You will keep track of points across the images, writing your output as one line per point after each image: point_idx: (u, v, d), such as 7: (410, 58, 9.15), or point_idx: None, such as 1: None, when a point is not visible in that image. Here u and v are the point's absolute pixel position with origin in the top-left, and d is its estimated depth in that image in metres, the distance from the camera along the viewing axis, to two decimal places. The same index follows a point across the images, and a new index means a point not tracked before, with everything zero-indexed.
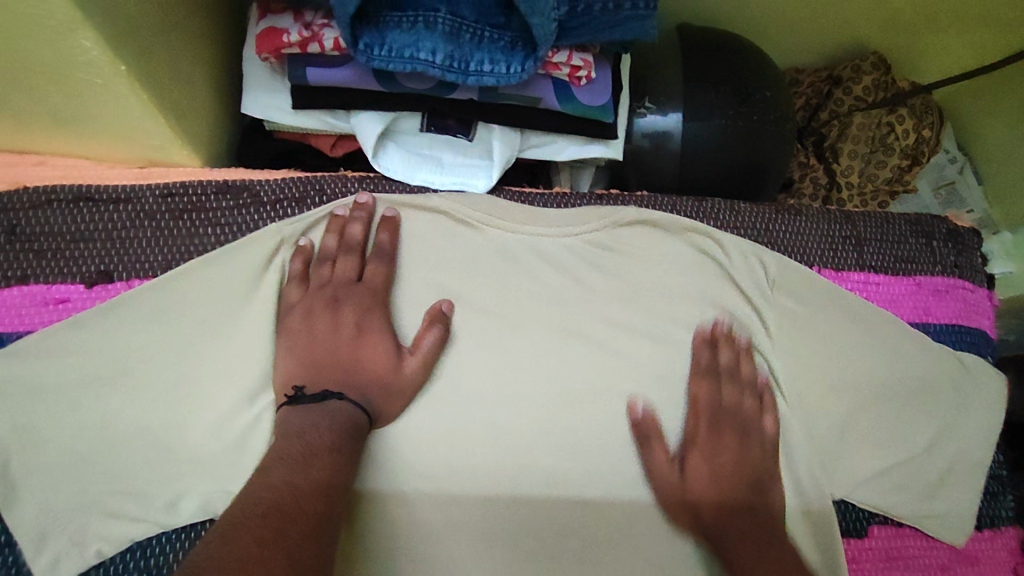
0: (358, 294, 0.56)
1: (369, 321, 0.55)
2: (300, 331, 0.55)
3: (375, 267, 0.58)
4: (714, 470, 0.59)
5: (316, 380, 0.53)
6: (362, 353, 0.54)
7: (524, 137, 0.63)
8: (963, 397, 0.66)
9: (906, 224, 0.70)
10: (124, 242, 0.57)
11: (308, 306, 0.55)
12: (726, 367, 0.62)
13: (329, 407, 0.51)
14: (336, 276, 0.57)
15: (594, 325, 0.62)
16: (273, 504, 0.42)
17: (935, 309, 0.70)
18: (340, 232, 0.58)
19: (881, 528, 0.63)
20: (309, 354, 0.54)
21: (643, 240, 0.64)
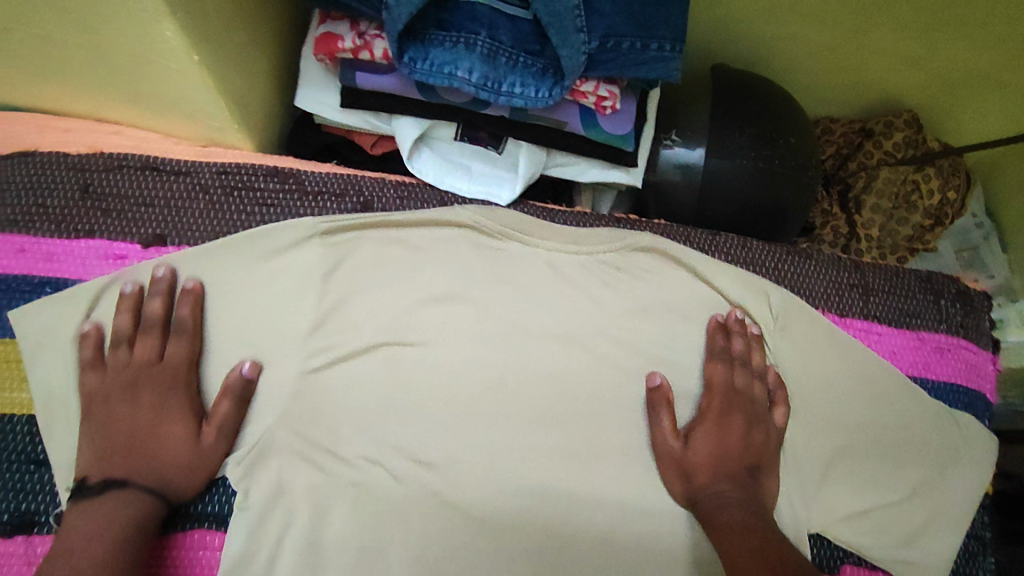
0: (157, 376, 0.56)
1: (169, 407, 0.55)
2: (101, 420, 0.54)
3: (175, 344, 0.57)
4: (716, 442, 0.60)
5: (106, 471, 0.53)
6: (158, 439, 0.54)
7: (550, 155, 0.68)
8: (955, 455, 0.67)
9: (916, 280, 0.72)
10: (179, 211, 0.63)
11: (108, 394, 0.55)
12: (739, 354, 0.64)
13: (110, 498, 0.51)
14: (134, 361, 0.56)
15: (595, 336, 0.65)
16: None
17: (935, 365, 0.70)
18: (134, 312, 0.58)
19: (853, 568, 0.64)
20: (104, 445, 0.54)
21: (652, 266, 0.67)
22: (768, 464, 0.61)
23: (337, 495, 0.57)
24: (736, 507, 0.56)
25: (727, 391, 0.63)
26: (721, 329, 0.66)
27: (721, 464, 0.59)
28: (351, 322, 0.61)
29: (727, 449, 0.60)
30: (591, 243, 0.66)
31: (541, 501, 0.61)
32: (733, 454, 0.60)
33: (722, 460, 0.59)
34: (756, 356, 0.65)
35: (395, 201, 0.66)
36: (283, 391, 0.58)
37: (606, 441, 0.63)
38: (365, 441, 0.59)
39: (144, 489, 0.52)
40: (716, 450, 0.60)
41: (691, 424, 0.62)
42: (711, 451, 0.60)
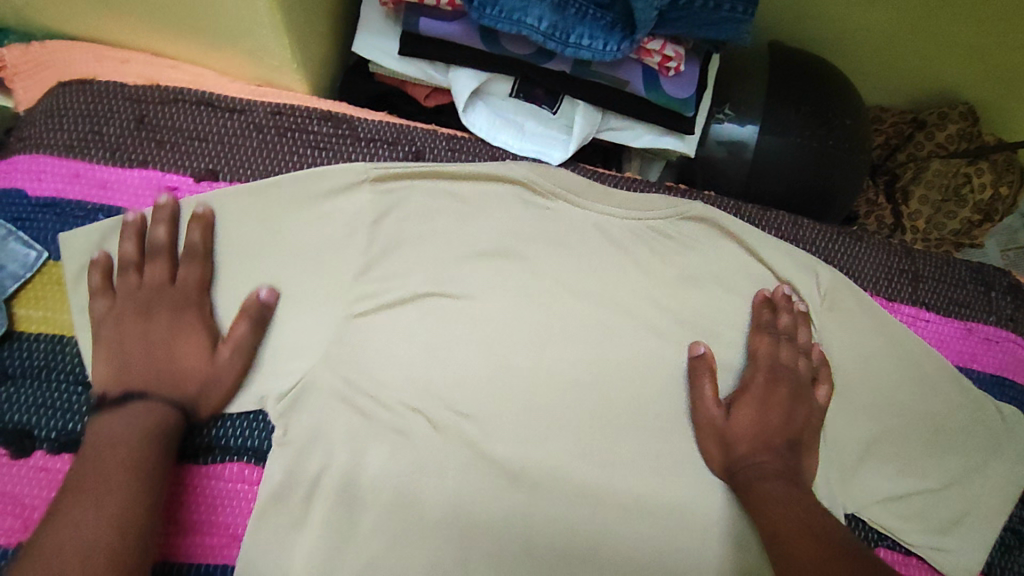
0: (168, 297, 0.55)
1: (183, 325, 0.55)
2: (110, 335, 0.54)
3: (186, 268, 0.56)
4: (761, 414, 0.59)
5: (121, 385, 0.52)
6: (175, 353, 0.53)
7: (604, 117, 0.67)
8: (999, 448, 0.66)
9: (967, 269, 0.71)
10: (233, 148, 0.63)
11: (118, 313, 0.54)
12: (786, 329, 0.63)
13: (124, 413, 0.50)
14: (145, 284, 0.56)
15: (639, 300, 0.64)
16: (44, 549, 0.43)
17: (981, 356, 0.69)
18: (138, 238, 0.57)
19: (888, 552, 0.63)
20: (117, 359, 0.53)
21: (701, 235, 0.66)
22: (809, 441, 0.61)
23: (376, 438, 0.56)
24: (778, 480, 0.56)
25: (772, 365, 0.62)
26: (767, 302, 0.65)
27: (766, 436, 0.58)
28: (398, 269, 0.61)
29: (773, 422, 0.59)
30: (642, 208, 0.65)
31: (578, 463, 0.60)
32: (778, 427, 0.59)
33: (767, 433, 0.59)
34: (801, 334, 0.64)
35: (447, 153, 0.66)
36: (327, 332, 0.58)
37: (646, 408, 0.62)
38: (407, 387, 0.58)
39: (164, 401, 0.52)
40: (762, 423, 0.59)
41: (734, 397, 0.61)
42: (756, 423, 0.59)
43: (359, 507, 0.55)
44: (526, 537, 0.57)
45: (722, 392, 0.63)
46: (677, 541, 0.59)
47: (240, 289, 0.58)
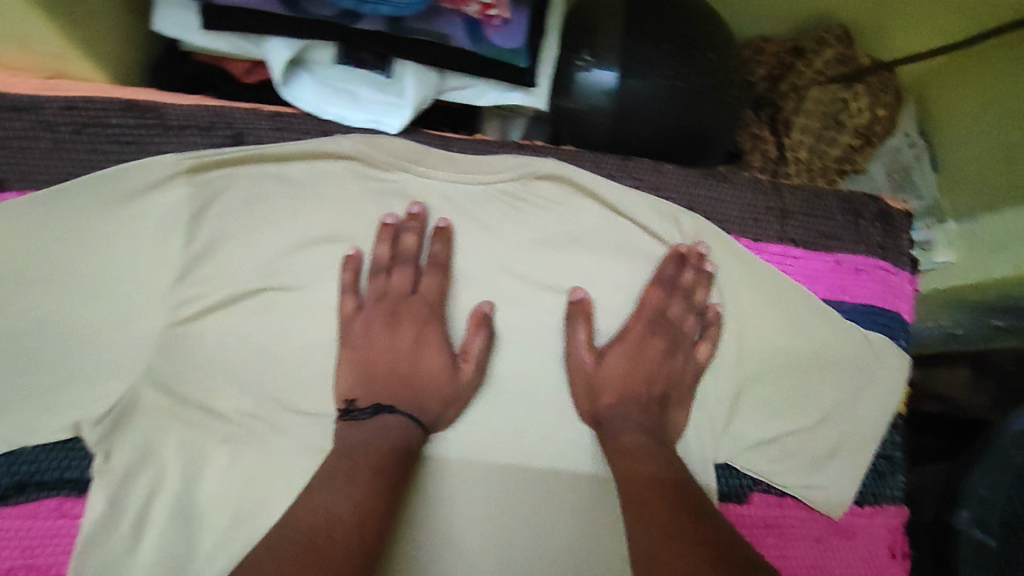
0: (409, 274, 0.57)
1: (423, 330, 0.55)
2: (361, 344, 0.55)
3: (387, 250, 0.57)
4: (630, 364, 0.59)
5: (371, 393, 0.54)
6: (419, 353, 0.55)
7: (443, 77, 0.62)
8: (867, 379, 0.66)
9: (837, 201, 0.69)
10: (21, 152, 0.56)
11: (368, 319, 0.55)
12: (684, 287, 0.62)
13: (382, 423, 0.52)
14: (392, 285, 0.56)
15: (492, 273, 0.61)
16: (308, 545, 0.42)
17: (853, 288, 0.68)
18: (392, 242, 0.57)
19: (762, 495, 0.63)
20: (367, 372, 0.54)
21: (555, 196, 0.63)
22: (677, 392, 0.60)
23: (215, 449, 0.54)
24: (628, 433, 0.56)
25: (648, 312, 0.61)
26: (678, 257, 0.62)
27: (632, 385, 0.58)
28: (223, 270, 0.56)
29: (643, 371, 0.59)
30: (489, 172, 0.61)
31: (457, 444, 0.59)
32: (645, 376, 0.59)
33: (633, 380, 0.59)
34: (699, 294, 0.63)
35: (271, 133, 0.60)
36: (148, 345, 0.54)
37: (511, 383, 0.60)
38: (243, 395, 0.55)
39: (408, 415, 0.54)
40: (632, 370, 0.59)
41: (609, 341, 0.61)
42: (627, 369, 0.59)
43: (199, 525, 0.52)
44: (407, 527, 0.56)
45: (598, 340, 0.62)
46: (549, 512, 0.58)
47: (46, 305, 0.53)
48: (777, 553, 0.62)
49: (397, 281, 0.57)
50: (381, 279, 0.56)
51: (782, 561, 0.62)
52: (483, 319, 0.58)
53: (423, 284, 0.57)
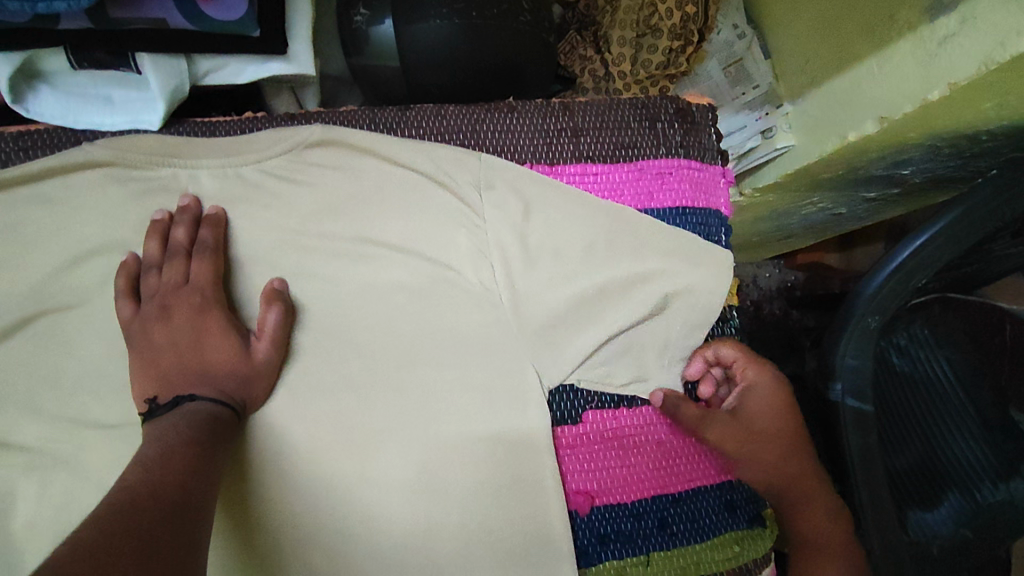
0: (177, 270, 0.56)
1: (206, 322, 0.55)
2: (145, 346, 0.55)
3: (199, 264, 0.56)
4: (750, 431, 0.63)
5: (168, 390, 0.53)
6: (205, 347, 0.54)
7: (192, 62, 0.60)
8: (689, 262, 0.66)
9: (630, 108, 0.69)
10: None
11: (143, 323, 0.55)
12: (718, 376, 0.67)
13: (182, 411, 0.51)
14: (164, 283, 0.56)
15: (286, 252, 0.61)
16: (128, 501, 0.42)
17: (658, 193, 0.68)
18: (162, 238, 0.57)
19: (596, 412, 0.63)
20: (158, 369, 0.54)
21: (332, 161, 0.62)
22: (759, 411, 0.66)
23: (23, 481, 0.54)
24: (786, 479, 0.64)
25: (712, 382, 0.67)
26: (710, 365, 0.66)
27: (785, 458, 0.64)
28: None
29: (753, 440, 0.63)
30: (255, 150, 0.60)
31: (282, 426, 0.59)
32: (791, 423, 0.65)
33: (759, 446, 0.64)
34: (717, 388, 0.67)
35: (19, 155, 0.58)
36: None
37: (326, 354, 0.61)
38: (40, 421, 0.55)
39: (210, 399, 0.53)
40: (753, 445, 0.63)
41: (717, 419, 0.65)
42: (766, 440, 0.64)
43: (20, 558, 0.53)
44: (251, 510, 0.59)
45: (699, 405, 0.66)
46: (391, 468, 0.60)
47: None
48: (620, 463, 0.63)
49: (167, 278, 0.56)
50: (153, 277, 0.56)
51: (627, 470, 0.63)
52: (273, 293, 0.58)
53: (194, 271, 0.56)
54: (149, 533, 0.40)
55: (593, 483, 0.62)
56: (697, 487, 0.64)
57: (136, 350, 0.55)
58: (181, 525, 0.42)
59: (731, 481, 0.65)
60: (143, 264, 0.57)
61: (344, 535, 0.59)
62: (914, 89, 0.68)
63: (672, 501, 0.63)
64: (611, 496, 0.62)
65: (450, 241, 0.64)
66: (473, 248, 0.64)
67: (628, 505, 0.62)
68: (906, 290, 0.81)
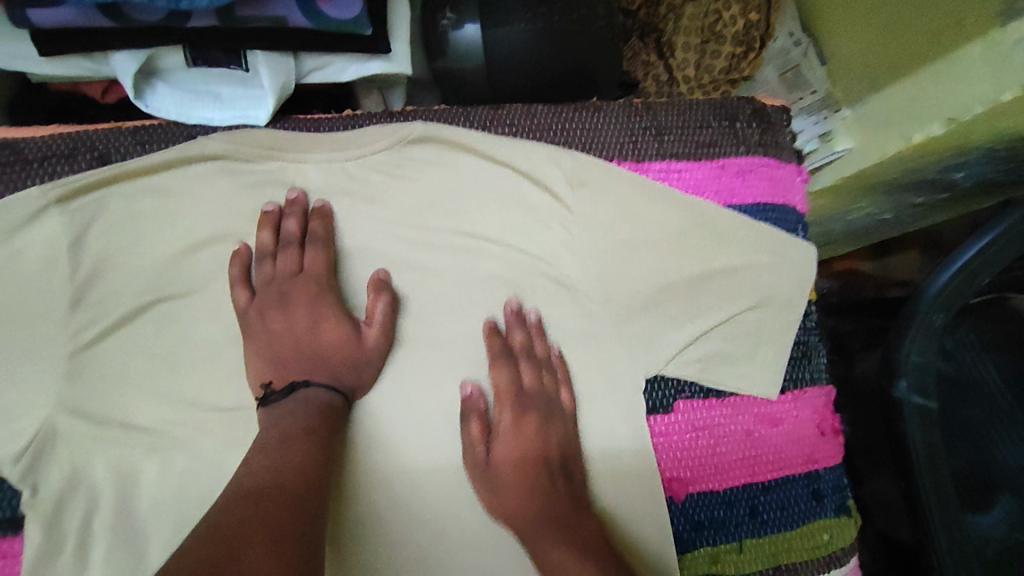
0: (290, 259, 0.59)
1: (322, 310, 0.58)
2: (261, 332, 0.57)
3: (313, 254, 0.59)
4: (517, 437, 0.60)
5: (283, 376, 0.56)
6: (320, 334, 0.57)
7: (298, 61, 0.62)
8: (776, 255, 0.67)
9: (710, 109, 0.71)
10: None
11: (260, 308, 0.58)
12: (521, 347, 0.63)
13: (301, 397, 0.54)
14: (279, 271, 0.59)
15: (388, 245, 0.63)
16: (257, 491, 0.45)
17: (739, 190, 0.70)
18: (274, 228, 0.60)
19: (687, 402, 0.65)
20: (274, 355, 0.57)
21: (432, 157, 0.64)
22: (574, 459, 0.62)
23: (144, 462, 0.55)
24: (522, 499, 0.58)
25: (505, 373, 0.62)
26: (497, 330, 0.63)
27: (531, 495, 0.58)
28: (116, 290, 0.57)
29: (523, 465, 0.59)
30: (359, 146, 0.62)
31: (382, 412, 0.61)
32: (532, 489, 0.58)
33: (521, 454, 0.60)
34: (546, 381, 0.63)
35: (136, 148, 0.60)
36: (54, 376, 0.54)
37: (425, 343, 0.63)
38: (160, 404, 0.57)
39: (324, 386, 0.56)
40: (515, 456, 0.60)
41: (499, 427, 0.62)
42: (507, 465, 0.60)
43: (144, 534, 0.55)
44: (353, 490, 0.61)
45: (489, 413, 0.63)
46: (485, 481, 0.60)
47: None
48: (712, 452, 0.64)
49: (281, 266, 0.59)
50: (268, 266, 0.59)
51: (717, 459, 0.64)
52: (380, 284, 0.61)
53: (308, 261, 0.59)
54: (279, 524, 0.43)
55: (685, 471, 0.63)
56: (787, 476, 0.65)
57: (252, 334, 0.57)
58: (308, 517, 0.45)
59: (817, 470, 0.66)
60: (255, 253, 0.60)
61: (441, 518, 0.61)
62: (986, 91, 0.70)
63: (764, 490, 0.64)
64: (702, 483, 0.63)
65: (539, 232, 0.65)
66: (563, 242, 0.65)
67: (719, 493, 0.63)
68: (970, 290, 0.82)
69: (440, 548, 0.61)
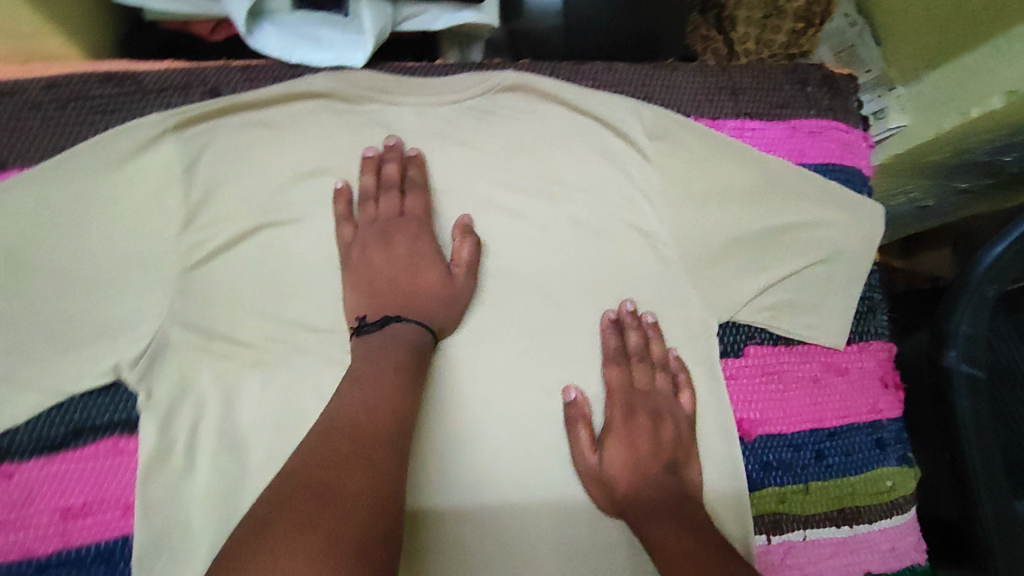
0: (391, 203, 0.62)
1: (419, 249, 0.61)
2: (360, 266, 0.60)
3: (413, 198, 0.62)
4: (631, 432, 0.61)
5: (377, 310, 0.58)
6: (417, 275, 0.60)
7: (397, 9, 0.66)
8: (843, 212, 0.69)
9: (782, 73, 0.74)
10: (13, 133, 0.58)
11: (363, 245, 0.61)
12: (635, 349, 0.64)
13: (394, 330, 0.57)
14: (381, 212, 0.61)
15: (476, 187, 0.66)
16: (343, 425, 0.47)
17: (810, 150, 0.73)
18: (376, 172, 0.62)
19: (757, 347, 0.67)
20: (370, 288, 0.59)
21: (519, 105, 0.67)
22: (687, 458, 0.62)
23: (248, 376, 0.59)
24: (637, 484, 0.59)
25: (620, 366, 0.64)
26: (614, 326, 0.65)
27: (647, 484, 0.58)
28: (224, 215, 0.60)
29: (637, 454, 0.60)
30: (453, 91, 0.65)
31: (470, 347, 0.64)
32: (648, 477, 0.59)
33: (633, 455, 0.60)
34: (659, 384, 0.64)
35: (244, 84, 0.63)
36: (165, 291, 0.57)
37: (509, 281, 0.65)
38: (263, 321, 0.60)
39: (418, 322, 0.58)
40: (629, 449, 0.60)
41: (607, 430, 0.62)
42: (624, 456, 0.60)
43: (247, 443, 0.58)
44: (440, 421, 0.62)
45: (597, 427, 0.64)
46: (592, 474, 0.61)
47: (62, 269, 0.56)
48: (780, 396, 0.66)
49: (384, 207, 0.62)
50: (371, 207, 0.62)
51: (785, 403, 0.66)
52: (467, 229, 0.63)
53: (408, 205, 0.62)
54: (357, 461, 0.45)
55: (754, 412, 0.66)
56: (851, 423, 0.67)
57: (353, 270, 0.60)
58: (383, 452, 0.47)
59: (880, 420, 0.68)
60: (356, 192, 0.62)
61: (513, 452, 0.63)
62: None
63: (829, 435, 0.66)
64: (770, 426, 0.66)
65: (620, 181, 0.67)
66: (643, 190, 0.68)
67: (787, 436, 0.66)
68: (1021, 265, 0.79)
69: (519, 478, 0.63)
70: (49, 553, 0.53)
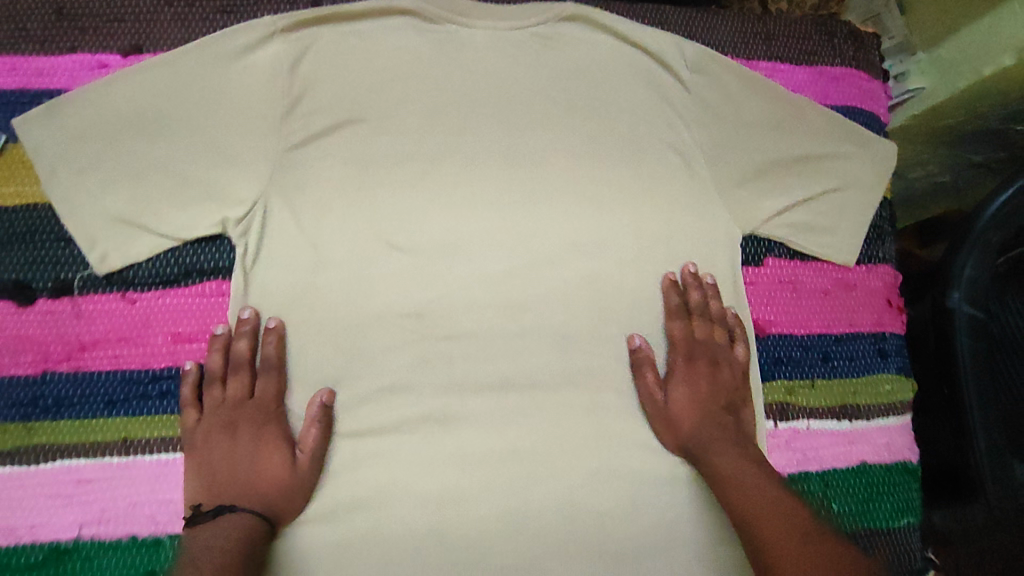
0: (241, 388, 0.65)
1: (266, 434, 0.63)
2: (204, 456, 0.63)
3: (263, 381, 0.65)
4: (696, 377, 0.69)
5: (215, 500, 0.61)
6: (257, 458, 0.62)
7: None
8: (857, 145, 0.77)
9: (813, 25, 0.82)
10: (150, 23, 0.70)
11: (208, 435, 0.63)
12: (696, 304, 0.71)
13: (227, 519, 0.59)
14: (228, 399, 0.64)
15: (535, 101, 0.73)
16: None
17: (832, 94, 0.81)
18: (225, 351, 0.65)
19: (776, 259, 0.76)
20: (210, 479, 0.62)
21: (578, 34, 0.75)
22: (744, 399, 0.70)
23: (329, 245, 0.67)
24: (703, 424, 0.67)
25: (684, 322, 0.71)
26: (675, 286, 0.72)
27: (712, 422, 0.67)
28: (316, 106, 0.68)
29: (700, 398, 0.68)
30: (520, 17, 0.73)
31: (521, 244, 0.70)
32: (710, 413, 0.67)
33: (699, 397, 0.68)
34: (717, 335, 0.71)
35: None
36: (264, 165, 0.66)
37: (560, 190, 0.72)
38: (343, 203, 0.68)
39: (249, 512, 0.60)
40: (693, 396, 0.68)
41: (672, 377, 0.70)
42: (691, 397, 0.68)
43: (322, 300, 0.67)
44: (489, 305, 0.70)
45: (660, 370, 0.71)
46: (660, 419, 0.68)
47: (177, 139, 0.65)
48: (794, 302, 0.75)
49: (233, 391, 0.64)
50: (217, 390, 0.65)
51: (798, 309, 0.75)
52: (317, 410, 0.64)
53: (258, 387, 0.65)
54: None
55: (770, 314, 0.75)
56: (857, 333, 0.76)
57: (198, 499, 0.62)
58: None
59: (883, 333, 0.76)
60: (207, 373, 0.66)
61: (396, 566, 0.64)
62: None
63: (835, 341, 0.75)
64: (784, 327, 0.75)
65: (664, 106, 0.74)
66: (687, 117, 0.74)
67: (798, 337, 0.75)
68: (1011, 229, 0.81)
69: (555, 364, 0.69)
70: (163, 366, 0.66)
